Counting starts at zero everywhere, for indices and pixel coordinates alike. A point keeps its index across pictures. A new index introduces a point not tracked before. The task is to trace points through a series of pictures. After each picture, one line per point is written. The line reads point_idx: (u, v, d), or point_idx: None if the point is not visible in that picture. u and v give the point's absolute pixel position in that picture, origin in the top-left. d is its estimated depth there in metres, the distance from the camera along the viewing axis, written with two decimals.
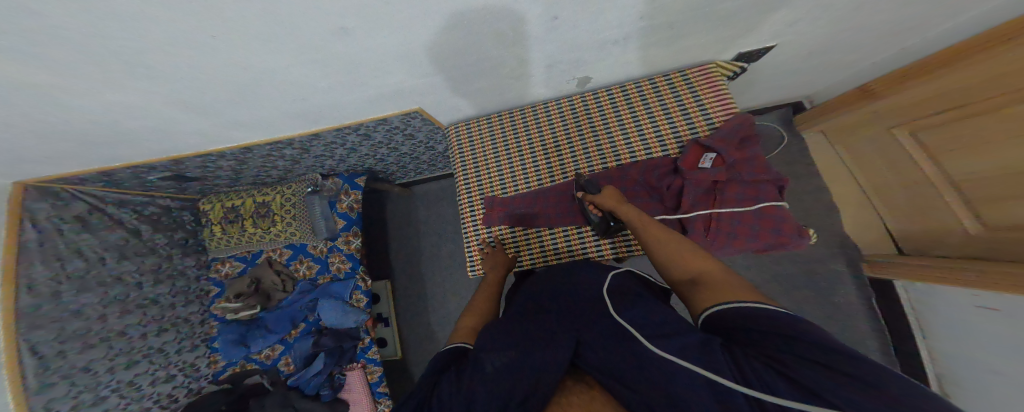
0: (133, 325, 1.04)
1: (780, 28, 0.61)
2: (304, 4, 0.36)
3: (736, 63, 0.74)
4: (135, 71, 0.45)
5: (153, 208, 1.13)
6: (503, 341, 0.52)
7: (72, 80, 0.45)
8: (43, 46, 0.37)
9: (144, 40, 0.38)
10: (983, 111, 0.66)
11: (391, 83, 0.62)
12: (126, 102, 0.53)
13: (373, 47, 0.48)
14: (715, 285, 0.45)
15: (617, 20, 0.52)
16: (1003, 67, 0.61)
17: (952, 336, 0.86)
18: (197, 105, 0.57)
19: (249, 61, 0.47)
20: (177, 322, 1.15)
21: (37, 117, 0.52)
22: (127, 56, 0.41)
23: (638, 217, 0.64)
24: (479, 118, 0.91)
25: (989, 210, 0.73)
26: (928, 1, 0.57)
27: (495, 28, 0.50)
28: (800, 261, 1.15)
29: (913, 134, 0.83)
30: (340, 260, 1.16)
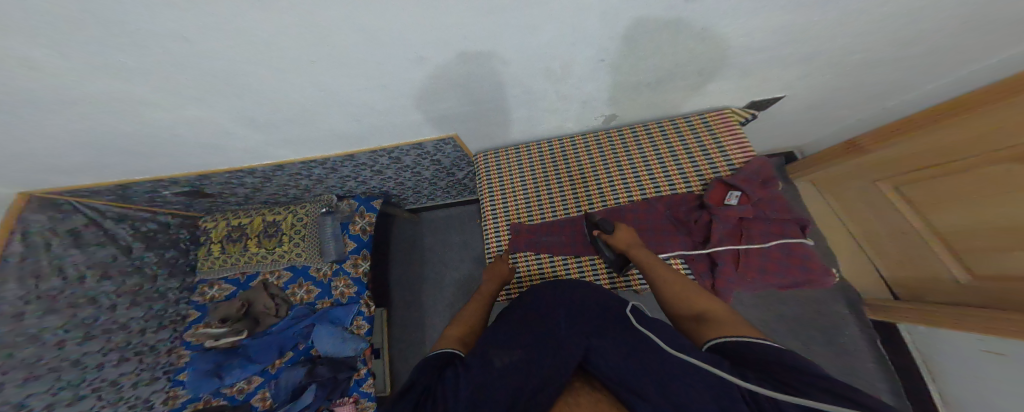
0: (91, 353, 0.90)
1: (786, 76, 0.70)
2: (399, 27, 0.42)
3: (748, 111, 0.83)
4: (207, 69, 0.48)
5: (152, 225, 1.07)
6: (511, 341, 0.52)
7: (144, 74, 0.47)
8: (141, 35, 0.40)
9: (238, 39, 0.42)
10: (965, 167, 0.72)
11: (440, 109, 0.68)
12: (193, 107, 0.57)
13: (441, 74, 0.55)
14: (722, 321, 0.47)
15: (653, 65, 0.61)
16: (984, 128, 0.66)
17: (962, 380, 0.83)
18: (256, 120, 0.64)
19: (329, 80, 0.53)
20: (141, 351, 1.00)
21: (75, 106, 0.52)
22: (208, 52, 0.44)
23: (648, 256, 0.68)
24: (508, 148, 0.96)
25: (977, 261, 0.75)
26: (909, 63, 0.67)
27: (546, 65, 0.57)
28: (804, 300, 1.13)
29: (895, 188, 0.89)
30: (346, 284, 1.08)
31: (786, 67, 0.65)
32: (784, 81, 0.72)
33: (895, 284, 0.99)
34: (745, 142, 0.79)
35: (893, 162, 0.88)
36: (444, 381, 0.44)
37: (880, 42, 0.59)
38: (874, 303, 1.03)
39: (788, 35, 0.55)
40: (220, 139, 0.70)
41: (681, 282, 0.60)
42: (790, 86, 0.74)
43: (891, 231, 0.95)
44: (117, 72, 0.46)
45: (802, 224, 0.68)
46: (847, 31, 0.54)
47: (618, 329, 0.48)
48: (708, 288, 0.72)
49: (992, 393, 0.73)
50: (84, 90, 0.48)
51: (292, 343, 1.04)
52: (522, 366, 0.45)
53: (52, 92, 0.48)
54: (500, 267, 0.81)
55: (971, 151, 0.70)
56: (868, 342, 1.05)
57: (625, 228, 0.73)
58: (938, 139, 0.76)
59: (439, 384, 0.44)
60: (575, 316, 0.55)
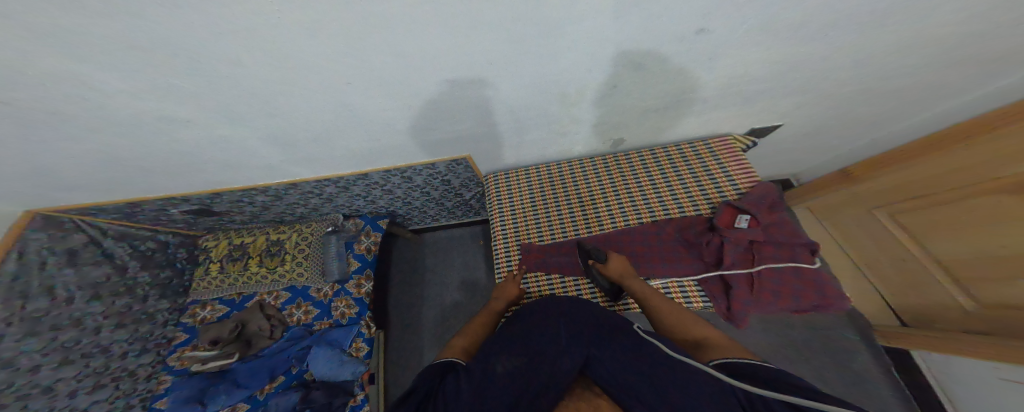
0: (65, 379, 0.83)
1: (783, 104, 0.74)
2: (431, 51, 0.46)
3: (749, 138, 0.87)
4: (243, 90, 0.50)
5: (150, 244, 1.05)
6: (517, 346, 0.52)
7: (187, 95, 0.50)
8: (190, 57, 0.43)
9: (282, 63, 0.45)
10: (952, 200, 0.74)
11: (458, 130, 0.71)
12: (222, 125, 0.59)
13: (464, 96, 0.59)
14: (719, 347, 0.50)
15: (662, 93, 0.65)
16: (973, 161, 0.69)
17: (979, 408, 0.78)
18: (281, 139, 0.65)
19: (357, 100, 0.56)
20: (118, 377, 0.92)
21: (109, 122, 0.54)
22: (250, 76, 0.47)
23: (643, 285, 0.69)
24: (518, 169, 0.98)
25: (983, 289, 0.74)
26: (894, 95, 0.73)
27: (563, 90, 0.61)
28: (813, 325, 1.10)
29: (891, 216, 0.90)
30: (347, 305, 1.02)
31: (782, 96, 0.71)
32: (780, 110, 0.77)
33: (903, 310, 0.97)
34: (749, 167, 0.82)
35: (889, 191, 0.88)
36: (446, 384, 0.46)
37: (868, 74, 0.64)
38: (884, 329, 1.00)
39: (785, 66, 0.60)
40: (243, 158, 0.71)
41: (676, 311, 0.63)
42: (786, 113, 0.79)
43: (892, 258, 0.94)
44: (161, 90, 0.48)
45: (812, 248, 0.68)
46: (834, 64, 0.60)
47: (645, 350, 0.46)
48: (724, 311, 0.70)
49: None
50: (118, 103, 0.50)
51: (285, 367, 0.95)
52: (521, 372, 0.45)
53: (89, 104, 0.49)
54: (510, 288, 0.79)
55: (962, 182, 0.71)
56: (882, 368, 1.00)
57: (618, 257, 0.73)
58: (927, 170, 0.78)
59: (440, 388, 0.46)
60: (574, 331, 0.53)
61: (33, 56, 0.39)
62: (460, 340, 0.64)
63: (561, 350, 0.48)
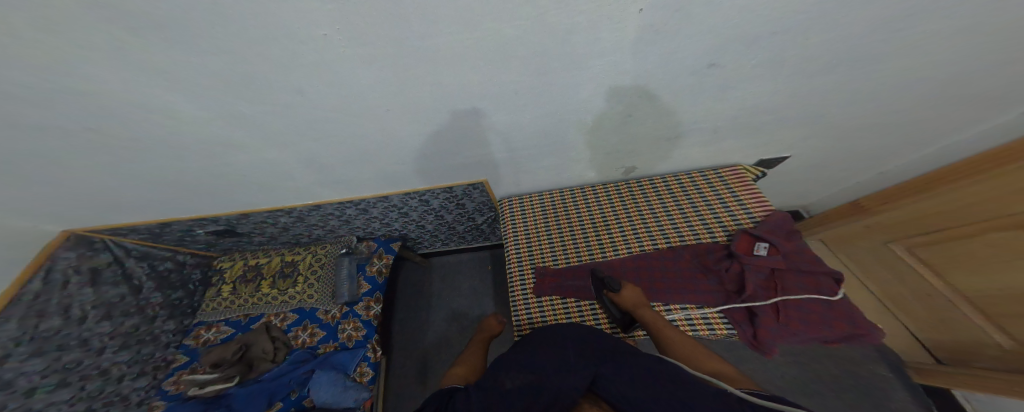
0: (56, 405, 0.78)
1: (791, 135, 0.78)
2: (466, 83, 0.51)
3: (759, 168, 0.90)
4: (289, 114, 0.54)
5: (168, 264, 1.05)
6: (524, 365, 0.51)
7: (239, 118, 0.54)
8: (254, 86, 0.48)
9: (329, 92, 0.50)
10: (964, 236, 0.74)
11: (480, 156, 0.75)
12: (268, 149, 0.63)
13: (489, 123, 0.63)
14: (729, 379, 0.49)
15: (675, 122, 0.70)
16: (971, 197, 0.70)
17: None
18: (319, 162, 0.70)
19: (390, 127, 0.60)
20: (111, 402, 0.86)
21: (161, 140, 0.58)
22: (298, 105, 0.52)
23: (658, 317, 0.67)
24: (532, 195, 1.01)
25: (1016, 326, 0.71)
26: (893, 129, 0.77)
27: (582, 118, 0.65)
28: (839, 358, 1.04)
29: (908, 248, 0.89)
30: (355, 327, 1.00)
31: (791, 126, 0.74)
32: (786, 141, 0.81)
33: (936, 346, 0.92)
34: (762, 197, 0.84)
35: (901, 224, 0.87)
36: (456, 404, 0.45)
37: (873, 107, 0.68)
38: (918, 365, 0.94)
39: (791, 98, 0.64)
40: (276, 179, 0.75)
41: (687, 342, 0.61)
42: (795, 145, 0.83)
43: (916, 292, 0.92)
44: (222, 114, 0.53)
45: (835, 276, 0.67)
46: (832, 98, 0.65)
47: (651, 363, 0.46)
48: (750, 338, 0.68)
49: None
50: (178, 124, 0.55)
51: (284, 392, 0.90)
52: (532, 388, 0.44)
53: (151, 124, 0.54)
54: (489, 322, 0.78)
55: (975, 216, 0.71)
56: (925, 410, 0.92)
57: (631, 287, 0.72)
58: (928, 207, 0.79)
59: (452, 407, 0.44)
60: (580, 354, 0.51)
61: (117, 80, 0.45)
62: (460, 368, 0.63)
63: (571, 367, 0.47)
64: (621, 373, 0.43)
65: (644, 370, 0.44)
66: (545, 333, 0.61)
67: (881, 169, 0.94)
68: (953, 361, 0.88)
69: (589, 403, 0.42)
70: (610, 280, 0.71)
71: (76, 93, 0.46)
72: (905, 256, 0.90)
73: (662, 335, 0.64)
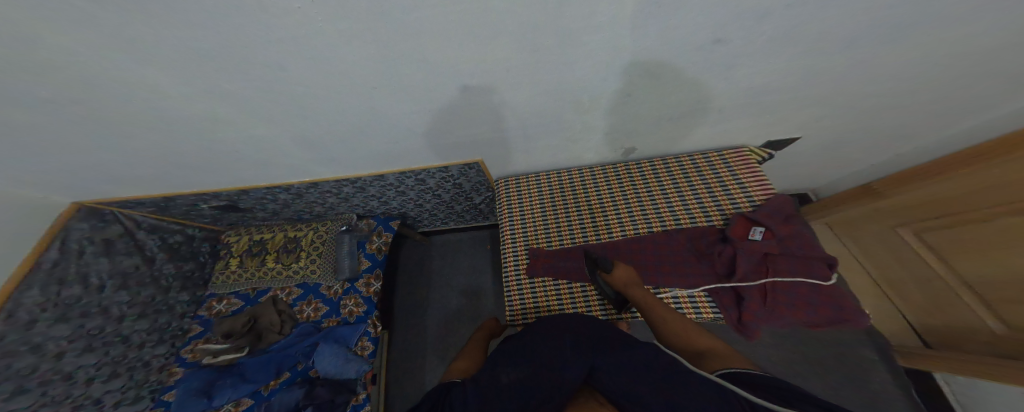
0: (85, 367, 0.85)
1: (801, 114, 0.75)
2: (456, 59, 0.49)
3: (766, 150, 0.87)
4: (278, 92, 0.54)
5: (177, 237, 1.10)
6: (519, 361, 0.52)
7: (227, 95, 0.54)
8: (237, 61, 0.47)
9: (314, 68, 0.49)
10: (975, 220, 0.72)
11: (474, 134, 0.74)
12: (262, 125, 0.63)
13: (484, 101, 0.62)
14: (724, 355, 0.53)
15: (678, 102, 0.68)
16: (991, 182, 0.68)
17: None
18: (311, 140, 0.70)
19: (381, 105, 0.59)
20: (134, 367, 0.93)
21: (152, 116, 0.59)
22: (286, 82, 0.52)
23: (649, 295, 0.70)
24: (530, 175, 1.01)
25: (1009, 310, 0.72)
26: (904, 111, 0.74)
27: (579, 97, 0.64)
28: (828, 341, 1.07)
29: (917, 235, 0.88)
30: (356, 303, 1.05)
31: (798, 106, 0.72)
32: (792, 123, 0.79)
33: (927, 332, 0.94)
34: (764, 179, 0.83)
35: (912, 208, 0.85)
36: (454, 395, 0.47)
37: (890, 86, 0.65)
38: (904, 350, 0.96)
39: (802, 75, 0.61)
40: (272, 156, 0.75)
41: (678, 321, 0.65)
42: (805, 125, 0.80)
43: (917, 277, 0.91)
44: (213, 89, 0.53)
45: (829, 261, 0.68)
46: (842, 76, 0.62)
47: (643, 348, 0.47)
48: (735, 321, 0.70)
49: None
50: (168, 99, 0.55)
51: (291, 362, 0.97)
52: (527, 382, 0.46)
53: (142, 100, 0.54)
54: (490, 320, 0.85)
55: (991, 202, 0.69)
56: (902, 390, 0.96)
57: (623, 266, 0.75)
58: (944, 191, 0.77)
59: (448, 399, 0.46)
60: (578, 342, 0.51)
61: (97, 53, 0.44)
62: (462, 363, 0.63)
63: (566, 357, 0.48)
64: (620, 364, 0.44)
65: (642, 357, 0.45)
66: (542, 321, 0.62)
67: (895, 152, 0.91)
68: (938, 345, 0.90)
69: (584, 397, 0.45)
70: (604, 261, 0.76)
71: (57, 68, 0.46)
72: (911, 242, 0.89)
73: (655, 316, 0.67)
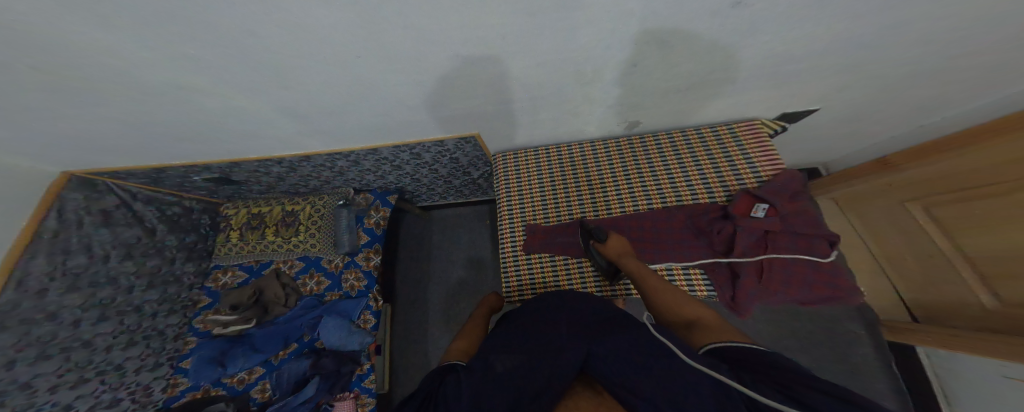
0: (102, 335, 0.90)
1: (821, 85, 0.70)
2: (446, 28, 0.45)
3: (778, 122, 0.85)
4: (254, 61, 0.50)
5: (177, 209, 1.11)
6: (516, 345, 0.50)
7: (200, 67, 0.51)
8: (202, 26, 0.42)
9: (289, 36, 0.44)
10: (986, 194, 0.70)
11: (470, 107, 0.71)
12: (242, 95, 0.60)
13: (478, 72, 0.58)
14: (715, 326, 0.50)
15: (686, 72, 0.63)
16: (1008, 156, 0.65)
17: (973, 402, 0.82)
18: (298, 112, 0.67)
19: (368, 76, 0.55)
20: (150, 335, 1.00)
21: (121, 86, 0.54)
22: (258, 50, 0.47)
23: (639, 266, 0.69)
24: (528, 149, 0.98)
25: (1004, 286, 0.72)
26: (933, 83, 0.69)
27: (580, 68, 0.60)
28: (817, 317, 1.11)
29: (927, 210, 0.85)
30: (357, 277, 1.08)
31: (818, 77, 0.67)
32: (812, 94, 0.74)
33: (916, 307, 0.96)
34: (774, 155, 0.80)
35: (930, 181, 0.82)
36: (447, 385, 0.44)
37: (927, 53, 0.59)
38: (892, 324, 1.00)
39: (830, 41, 0.56)
40: (259, 128, 0.72)
41: (670, 291, 0.63)
42: (825, 96, 0.75)
43: (918, 254, 0.91)
44: (178, 56, 0.48)
45: (831, 239, 0.67)
46: (871, 45, 0.57)
47: (636, 325, 0.48)
48: (728, 299, 0.72)
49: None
50: (135, 69, 0.50)
51: (297, 334, 1.02)
52: (523, 371, 0.43)
53: (110, 71, 0.50)
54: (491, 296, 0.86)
55: (999, 178, 0.67)
56: (882, 362, 1.02)
57: (616, 237, 0.74)
58: (963, 164, 0.74)
59: (441, 389, 0.44)
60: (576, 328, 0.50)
61: (42, 20, 0.39)
62: (459, 343, 0.64)
63: (561, 344, 0.46)
64: (618, 347, 0.42)
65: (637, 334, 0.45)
66: (540, 299, 0.64)
67: (921, 123, 0.86)
68: (925, 320, 0.93)
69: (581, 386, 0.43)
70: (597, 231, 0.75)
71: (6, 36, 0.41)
72: (919, 217, 0.87)
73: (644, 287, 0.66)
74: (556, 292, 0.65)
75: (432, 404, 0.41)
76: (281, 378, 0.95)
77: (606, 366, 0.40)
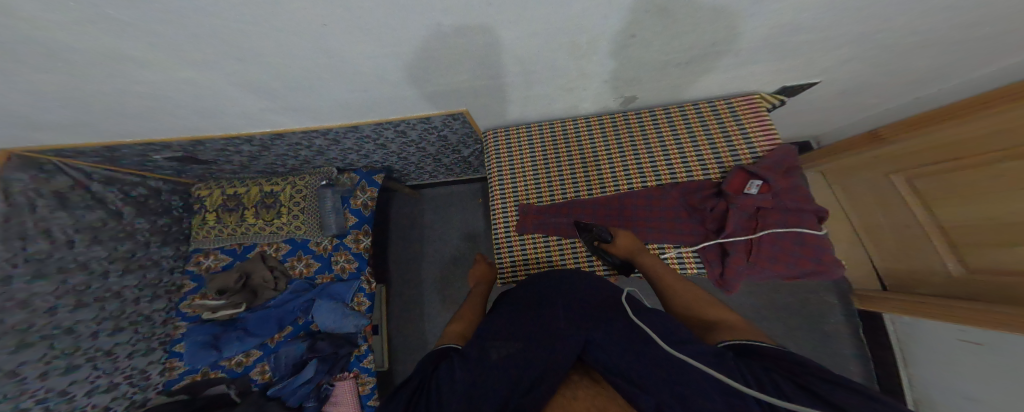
0: (84, 322, 0.88)
1: (833, 57, 0.65)
2: None
3: (778, 96, 0.82)
4: (197, 34, 0.43)
5: (141, 190, 1.04)
6: (512, 331, 0.50)
7: (131, 40, 0.43)
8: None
9: (231, 5, 0.37)
10: (974, 164, 0.70)
11: (455, 82, 0.65)
12: (192, 69, 0.52)
13: (460, 44, 0.51)
14: (736, 327, 0.49)
15: (690, 44, 0.58)
16: (996, 124, 0.63)
17: (932, 364, 0.89)
18: (263, 88, 0.60)
19: (337, 48, 0.49)
20: (137, 320, 0.98)
21: (41, 64, 0.46)
22: (198, 22, 0.40)
23: (654, 262, 0.70)
24: (519, 126, 0.93)
25: (973, 254, 0.75)
26: (944, 57, 0.66)
27: (574, 40, 0.54)
28: (796, 290, 1.17)
29: (909, 181, 0.85)
30: (347, 259, 1.06)
31: (829, 50, 0.63)
32: (820, 68, 0.70)
33: (887, 276, 1.01)
34: (772, 130, 0.78)
35: (916, 152, 0.81)
36: (441, 372, 0.43)
37: (946, 26, 0.55)
38: (864, 293, 1.06)
39: (853, 10, 0.50)
40: (221, 105, 0.65)
41: (690, 291, 0.62)
42: (834, 69, 0.70)
43: (896, 224, 0.93)
44: (102, 28, 0.40)
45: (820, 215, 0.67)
46: (890, 18, 0.53)
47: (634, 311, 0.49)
48: (717, 276, 0.73)
49: (970, 392, 0.76)
50: (53, 45, 0.42)
51: (291, 318, 1.03)
52: (519, 358, 0.42)
53: (28, 50, 0.43)
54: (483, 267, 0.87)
55: (986, 147, 0.67)
56: (850, 329, 1.11)
57: (625, 234, 0.74)
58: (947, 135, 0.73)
59: (436, 378, 0.42)
60: (571, 312, 0.51)
61: None
62: (456, 325, 0.63)
63: (558, 332, 0.45)
64: (617, 337, 0.42)
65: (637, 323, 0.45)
66: (535, 282, 0.64)
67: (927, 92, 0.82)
68: (894, 287, 0.99)
69: (580, 376, 0.41)
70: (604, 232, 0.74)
71: None
72: (901, 188, 0.88)
73: (662, 286, 0.66)
74: (550, 273, 0.66)
75: (424, 394, 0.40)
76: (279, 362, 0.98)
77: (604, 356, 0.39)
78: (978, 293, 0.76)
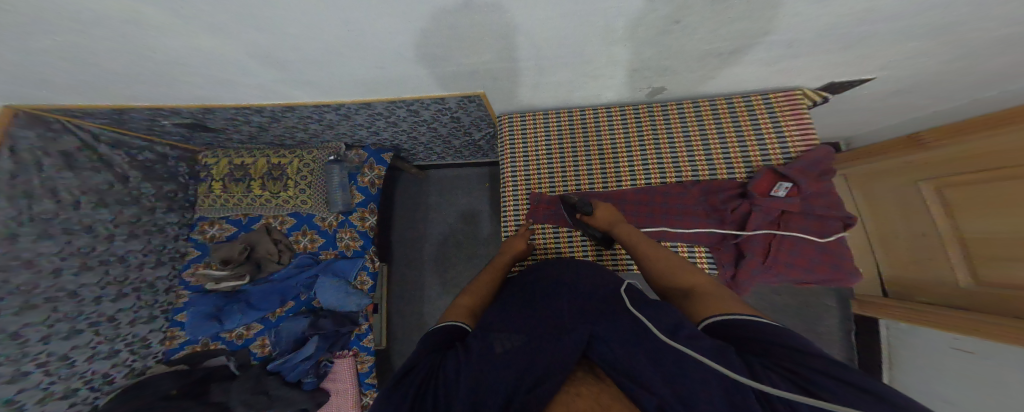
0: (88, 286, 0.90)
1: (885, 52, 0.60)
2: None
3: (822, 93, 0.77)
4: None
5: (148, 154, 1.03)
6: (516, 325, 0.50)
7: (144, 5, 0.41)
8: None
9: None
10: (1005, 178, 0.67)
11: (475, 64, 0.62)
12: (207, 36, 0.49)
13: (484, 22, 0.48)
14: (712, 298, 0.48)
15: (732, 34, 0.55)
16: None
17: (914, 369, 0.92)
18: (275, 59, 0.57)
19: (354, 22, 0.46)
20: (139, 287, 1.00)
21: (39, 23, 0.44)
22: None
23: (631, 231, 0.69)
24: (537, 112, 0.90)
25: (987, 268, 0.73)
26: (996, 61, 0.62)
27: (609, 23, 0.50)
28: (795, 292, 1.18)
29: (937, 190, 0.83)
30: (352, 237, 1.08)
31: (878, 47, 0.58)
32: (867, 65, 0.65)
33: (891, 283, 1.01)
34: (810, 128, 0.74)
35: (956, 161, 0.77)
36: (447, 362, 0.43)
37: (1012, 26, 0.50)
38: (864, 299, 1.08)
39: (913, 4, 0.45)
40: (234, 75, 0.63)
41: (667, 258, 0.60)
42: (881, 67, 0.66)
43: (914, 233, 0.91)
44: None
45: (847, 222, 0.65)
46: (952, 18, 0.48)
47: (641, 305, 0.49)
48: (728, 277, 0.72)
49: (949, 399, 0.78)
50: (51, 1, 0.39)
51: (295, 293, 1.05)
52: (524, 353, 0.42)
53: (28, 9, 0.41)
54: (518, 242, 0.78)
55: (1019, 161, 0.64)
56: (843, 333, 1.13)
57: (605, 207, 0.73)
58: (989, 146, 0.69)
59: (441, 368, 0.43)
60: (578, 306, 0.51)
61: None
62: (463, 300, 0.62)
63: (564, 326, 0.46)
64: (620, 331, 0.43)
65: (642, 315, 0.45)
66: (543, 275, 0.63)
67: (972, 96, 0.77)
68: (896, 294, 1.00)
69: (581, 371, 0.41)
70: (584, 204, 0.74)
71: None
72: (928, 195, 0.85)
73: (640, 256, 0.64)
74: (556, 263, 0.67)
75: (432, 384, 0.40)
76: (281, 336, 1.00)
77: (609, 352, 0.40)
78: (984, 307, 0.75)
